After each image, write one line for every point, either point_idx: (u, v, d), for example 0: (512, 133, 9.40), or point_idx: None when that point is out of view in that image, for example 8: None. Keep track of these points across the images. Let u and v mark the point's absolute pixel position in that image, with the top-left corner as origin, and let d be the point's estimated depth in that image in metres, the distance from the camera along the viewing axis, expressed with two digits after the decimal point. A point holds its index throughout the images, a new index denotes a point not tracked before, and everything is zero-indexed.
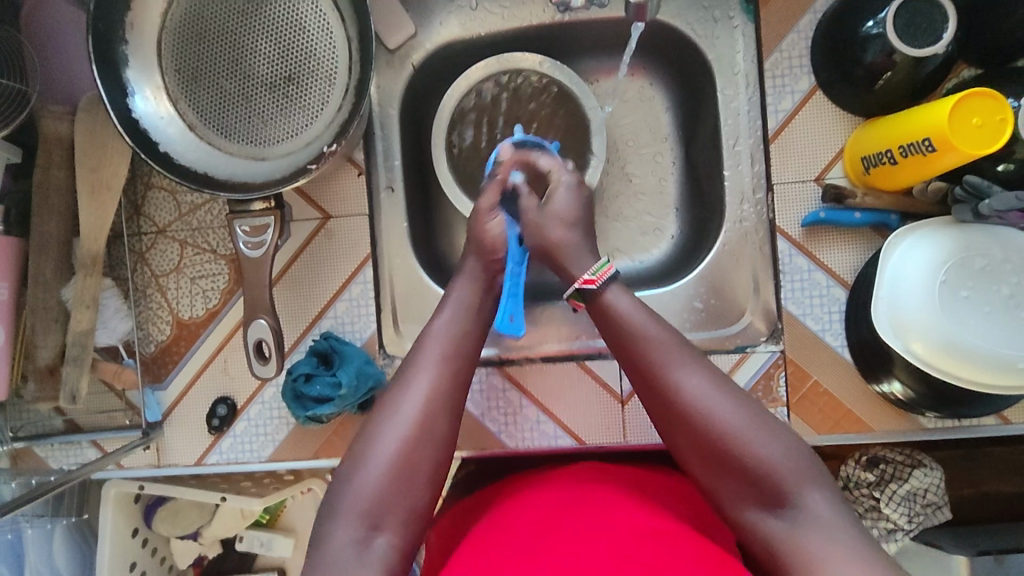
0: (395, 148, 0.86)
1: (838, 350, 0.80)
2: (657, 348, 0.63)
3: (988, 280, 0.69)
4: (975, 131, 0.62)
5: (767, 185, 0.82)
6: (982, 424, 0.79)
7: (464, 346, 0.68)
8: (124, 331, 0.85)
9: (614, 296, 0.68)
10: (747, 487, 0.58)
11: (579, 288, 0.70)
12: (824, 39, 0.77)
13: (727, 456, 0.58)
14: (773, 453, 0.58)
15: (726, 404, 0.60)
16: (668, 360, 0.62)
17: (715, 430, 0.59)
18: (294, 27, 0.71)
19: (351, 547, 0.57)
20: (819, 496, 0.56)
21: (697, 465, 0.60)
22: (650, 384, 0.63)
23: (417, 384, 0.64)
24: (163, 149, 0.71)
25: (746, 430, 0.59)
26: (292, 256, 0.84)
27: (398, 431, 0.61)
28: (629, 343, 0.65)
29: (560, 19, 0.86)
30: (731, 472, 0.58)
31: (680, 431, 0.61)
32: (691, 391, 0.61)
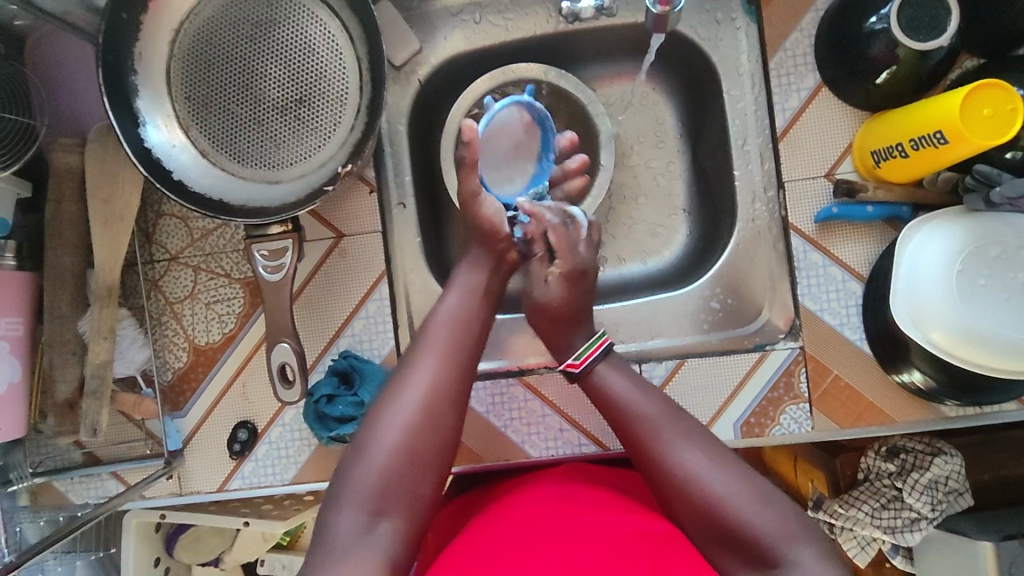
0: (404, 164, 0.86)
1: (857, 344, 0.80)
2: (647, 420, 0.66)
3: (1004, 268, 0.70)
4: (984, 121, 0.63)
5: (778, 183, 0.82)
6: (1004, 410, 0.79)
7: (467, 334, 0.69)
8: (142, 361, 0.84)
9: (604, 372, 0.71)
10: (743, 551, 0.58)
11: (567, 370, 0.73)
12: (827, 37, 0.78)
13: (721, 522, 0.59)
14: (766, 516, 0.58)
15: (716, 473, 0.61)
16: (657, 435, 0.65)
17: (708, 498, 0.60)
18: (303, 50, 0.71)
19: (356, 531, 0.58)
20: (810, 551, 0.57)
21: (693, 532, 0.61)
22: (642, 455, 0.65)
23: (423, 373, 0.65)
24: (177, 177, 0.71)
25: (735, 495, 0.60)
26: (308, 276, 0.84)
27: (402, 418, 0.62)
28: (620, 418, 0.67)
29: (564, 29, 0.86)
30: (726, 537, 0.59)
31: (676, 500, 0.62)
32: (683, 460, 0.62)
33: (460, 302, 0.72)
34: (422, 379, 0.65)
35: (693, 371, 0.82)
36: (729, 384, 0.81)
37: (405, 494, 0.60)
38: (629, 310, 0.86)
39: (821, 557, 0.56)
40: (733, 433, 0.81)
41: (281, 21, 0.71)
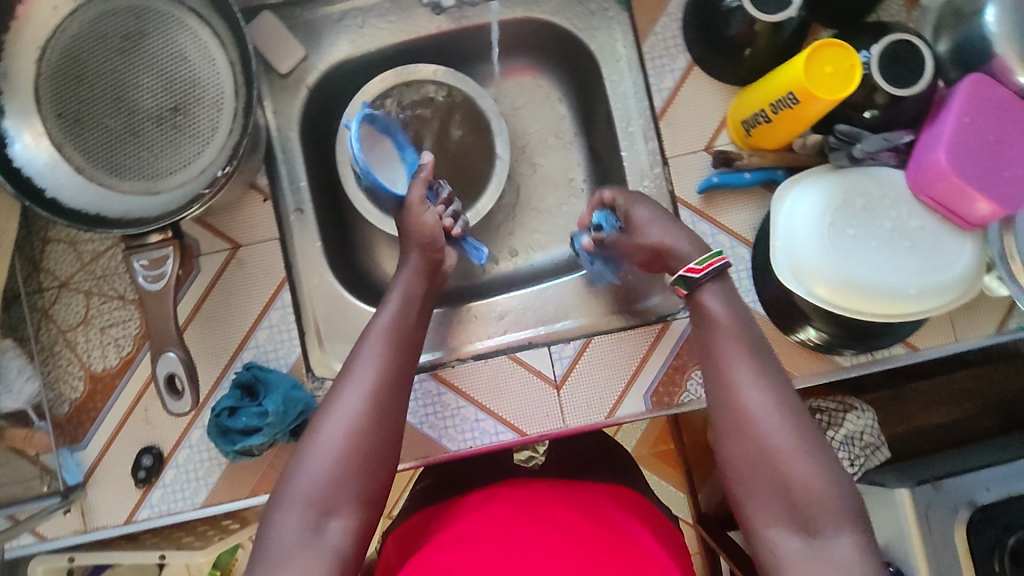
0: (298, 170, 0.86)
1: (752, 306, 0.83)
2: (729, 363, 0.66)
3: (870, 218, 0.75)
4: (828, 78, 0.67)
5: (663, 160, 0.85)
6: (894, 355, 0.82)
7: (403, 339, 0.69)
8: (31, 393, 0.80)
9: (708, 299, 0.71)
10: (785, 511, 0.60)
11: (681, 275, 0.72)
12: (691, 20, 0.83)
13: (772, 475, 0.61)
14: (816, 482, 0.59)
15: (782, 431, 0.62)
16: (738, 369, 0.65)
17: (768, 448, 0.61)
18: (175, 59, 0.72)
19: (304, 531, 0.57)
20: (848, 538, 0.58)
21: (737, 480, 0.63)
22: (715, 388, 0.66)
23: (361, 376, 0.64)
24: (50, 195, 0.69)
25: (794, 457, 0.60)
26: (204, 291, 0.83)
27: (343, 422, 0.62)
28: (712, 351, 0.68)
29: (448, 28, 0.88)
30: (773, 491, 0.61)
31: (732, 441, 0.63)
32: (751, 407, 0.63)
33: (398, 308, 0.71)
34: (360, 384, 0.64)
35: (599, 347, 0.83)
36: (634, 357, 0.83)
37: (354, 494, 0.60)
38: (535, 294, 0.87)
39: (858, 546, 0.57)
40: (645, 404, 0.82)
41: (151, 32, 0.71)
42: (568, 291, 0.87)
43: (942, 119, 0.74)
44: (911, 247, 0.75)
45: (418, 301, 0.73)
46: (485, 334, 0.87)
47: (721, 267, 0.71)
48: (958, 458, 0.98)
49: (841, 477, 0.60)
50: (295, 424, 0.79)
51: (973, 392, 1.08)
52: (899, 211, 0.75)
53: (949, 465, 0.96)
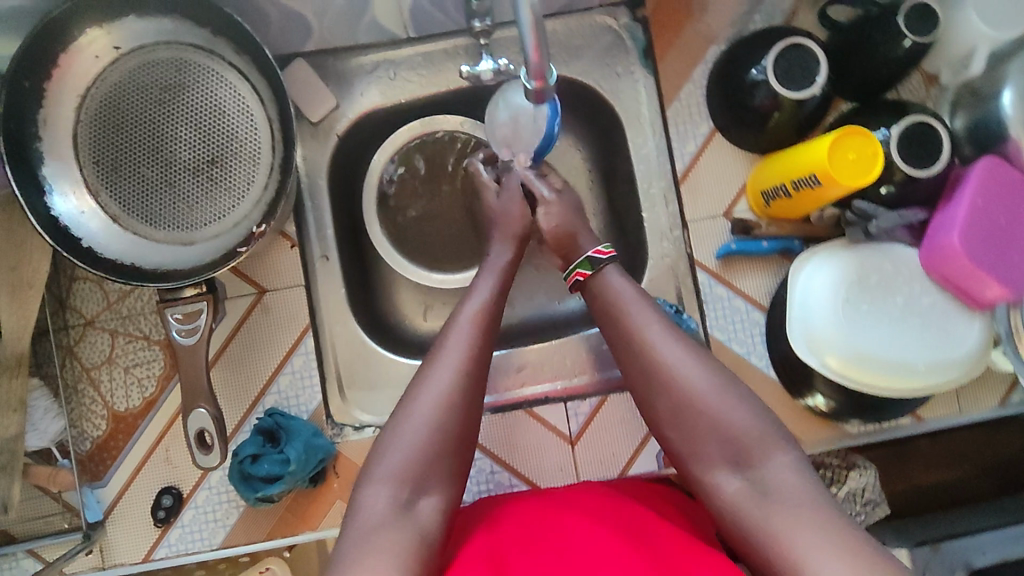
0: (326, 218, 0.87)
1: (764, 370, 0.86)
2: (641, 323, 0.69)
3: (883, 295, 0.77)
4: (851, 164, 0.69)
5: (683, 223, 0.87)
6: (900, 425, 0.86)
7: (486, 335, 0.70)
8: (56, 432, 0.81)
9: (611, 274, 0.74)
10: (723, 452, 0.63)
11: (590, 258, 0.76)
12: (716, 89, 0.85)
13: (700, 417, 0.64)
14: (746, 418, 0.63)
15: (698, 371, 0.65)
16: (645, 326, 0.69)
17: (688, 394, 0.65)
18: (213, 112, 0.72)
19: (391, 509, 0.58)
20: (786, 461, 0.61)
21: (671, 429, 0.66)
22: (629, 351, 0.69)
23: (448, 361, 0.66)
24: (86, 244, 0.70)
25: (715, 395, 0.64)
26: (229, 335, 0.85)
27: (425, 410, 0.63)
28: (616, 315, 0.71)
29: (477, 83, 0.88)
30: (707, 434, 0.63)
31: (658, 394, 0.66)
32: (666, 356, 0.67)
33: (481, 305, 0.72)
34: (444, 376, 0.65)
35: (614, 405, 0.86)
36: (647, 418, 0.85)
37: (436, 475, 0.62)
38: (553, 349, 0.89)
39: (799, 470, 0.60)
40: (656, 463, 0.85)
41: (190, 84, 0.72)
42: (584, 347, 0.88)
43: (955, 201, 0.76)
44: (921, 325, 0.77)
45: (497, 300, 0.74)
46: (505, 386, 0.88)
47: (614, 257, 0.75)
48: (957, 521, 1.00)
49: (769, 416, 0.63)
50: (314, 470, 0.81)
51: (974, 455, 1.10)
52: (912, 289, 0.78)
53: (948, 528, 0.99)
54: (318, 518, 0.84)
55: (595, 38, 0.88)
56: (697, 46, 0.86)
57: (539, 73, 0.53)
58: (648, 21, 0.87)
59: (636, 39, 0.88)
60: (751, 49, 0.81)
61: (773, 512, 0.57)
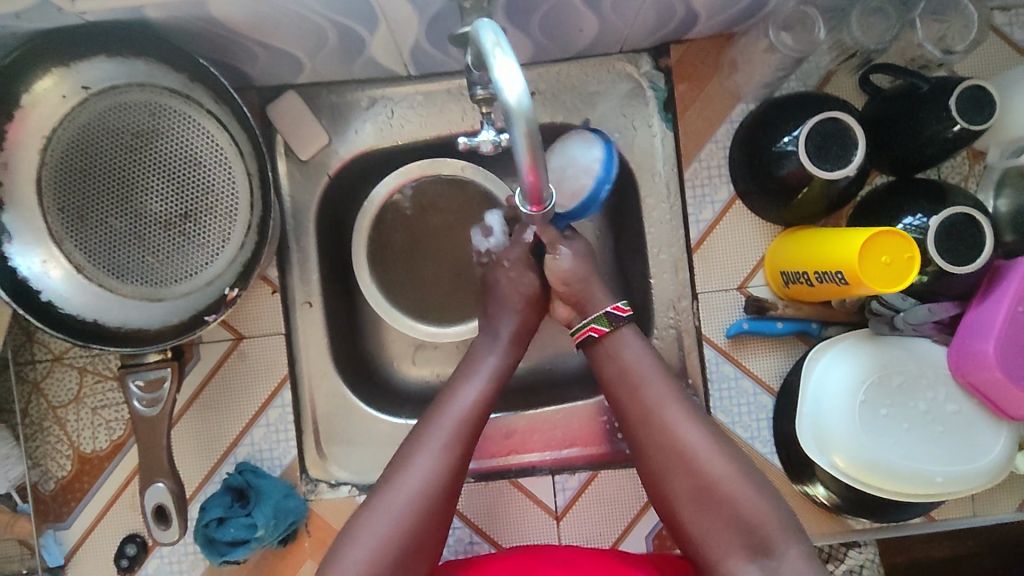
0: (312, 261, 0.82)
1: (768, 457, 0.81)
2: (656, 397, 0.65)
3: (905, 397, 0.71)
4: (884, 268, 0.62)
5: (693, 293, 0.81)
6: (908, 523, 0.80)
7: (475, 423, 0.67)
8: (16, 477, 0.78)
9: (628, 335, 0.68)
10: (740, 539, 0.59)
11: (608, 312, 0.69)
12: (739, 154, 0.78)
13: (721, 503, 0.60)
14: (761, 506, 0.59)
15: (718, 456, 0.61)
16: (664, 401, 0.64)
17: (708, 478, 0.61)
18: (188, 162, 0.67)
19: None
20: (802, 552, 0.58)
21: (687, 512, 0.61)
22: (642, 423, 0.64)
23: (420, 462, 0.63)
24: (46, 297, 0.66)
25: (734, 480, 0.60)
26: (201, 382, 0.80)
27: (411, 484, 0.62)
28: (634, 382, 0.66)
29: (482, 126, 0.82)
30: (725, 519, 0.60)
31: (671, 474, 0.62)
32: (687, 436, 0.62)
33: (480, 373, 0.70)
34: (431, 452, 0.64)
35: (604, 482, 0.81)
36: (638, 498, 0.80)
37: (411, 555, 0.60)
38: (544, 415, 0.83)
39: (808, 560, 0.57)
40: (645, 545, 0.80)
41: (163, 131, 0.66)
42: (577, 416, 0.83)
43: (993, 302, 0.69)
44: (944, 432, 0.71)
45: (501, 369, 0.72)
46: (490, 452, 0.83)
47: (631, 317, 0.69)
48: None
49: (783, 504, 0.60)
50: (284, 532, 0.77)
51: (977, 530, 1.04)
52: (936, 393, 0.72)
53: None
54: None
55: (612, 86, 0.81)
56: (721, 103, 0.80)
57: (537, 201, 0.50)
58: (671, 72, 0.80)
59: (657, 90, 0.81)
60: (786, 113, 0.73)
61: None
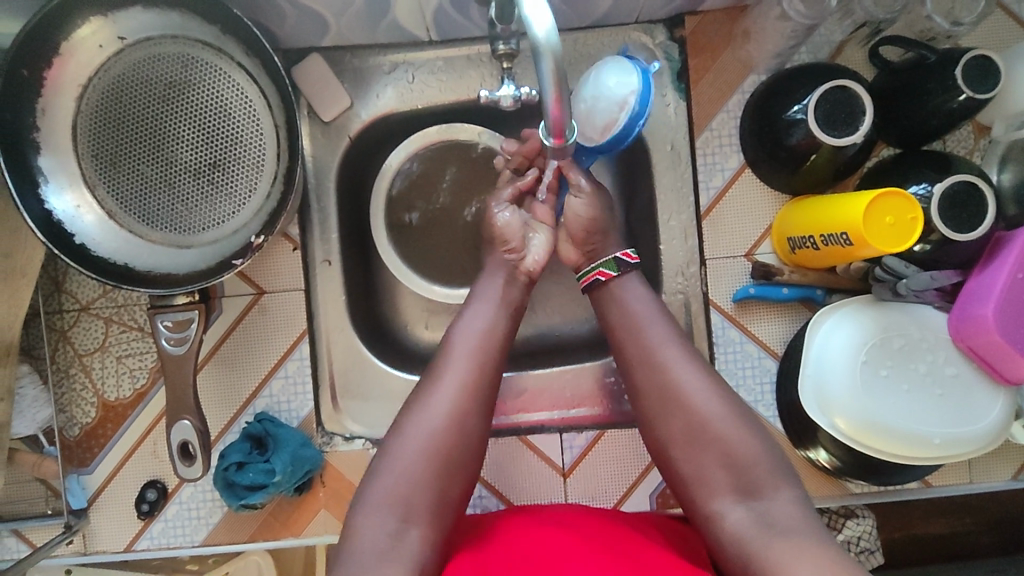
0: (331, 220, 0.84)
1: (770, 420, 0.83)
2: (654, 339, 0.67)
3: (905, 360, 0.73)
4: (887, 228, 0.65)
5: (701, 260, 0.83)
6: (905, 488, 0.82)
7: (495, 342, 0.68)
8: (44, 419, 0.80)
9: (631, 284, 0.72)
10: (729, 480, 0.61)
11: (619, 257, 0.72)
12: (749, 123, 0.80)
13: (711, 443, 0.62)
14: (752, 447, 0.62)
15: (710, 398, 0.64)
16: (660, 348, 0.67)
17: (699, 417, 0.63)
18: (219, 114, 0.70)
19: (386, 539, 0.58)
20: (791, 498, 0.59)
21: (677, 451, 0.64)
22: (639, 364, 0.67)
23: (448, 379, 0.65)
24: (79, 240, 0.69)
25: (727, 421, 0.63)
26: (223, 335, 0.82)
27: (429, 424, 0.63)
28: (632, 329, 0.68)
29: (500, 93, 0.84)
30: (716, 460, 0.62)
31: (666, 414, 0.64)
32: (680, 378, 0.65)
33: (488, 319, 0.70)
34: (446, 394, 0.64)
35: (610, 441, 0.83)
36: (644, 457, 0.83)
37: (436, 492, 0.61)
38: (553, 375, 0.86)
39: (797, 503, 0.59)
40: (649, 503, 0.82)
41: (195, 83, 0.69)
42: (585, 377, 0.86)
43: (993, 268, 0.71)
44: (942, 395, 0.73)
45: (509, 306, 0.72)
46: (500, 410, 0.86)
47: (636, 264, 0.73)
48: None
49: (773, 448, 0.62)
50: (300, 480, 0.80)
51: (977, 508, 1.06)
52: (935, 356, 0.74)
53: None
54: (301, 526, 0.82)
55: (627, 55, 0.83)
56: (734, 74, 0.82)
57: (558, 134, 0.55)
58: (685, 43, 0.83)
59: (672, 60, 0.83)
60: (796, 83, 0.75)
61: (771, 547, 0.55)
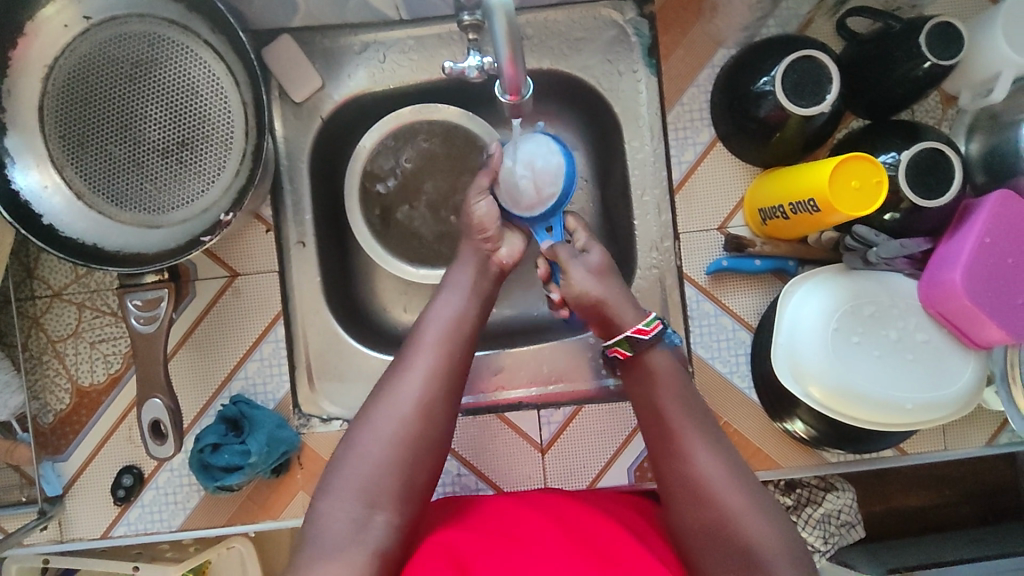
0: (305, 202, 0.84)
1: (746, 392, 0.83)
2: (682, 428, 0.64)
3: (877, 326, 0.74)
4: (853, 192, 0.66)
5: (674, 234, 0.84)
6: (882, 457, 0.83)
7: (462, 339, 0.67)
8: (16, 406, 0.79)
9: (660, 359, 0.69)
10: (742, 570, 0.58)
11: (630, 335, 0.69)
12: (719, 97, 0.80)
13: (730, 537, 0.59)
14: (769, 536, 0.58)
15: (732, 487, 0.61)
16: (687, 434, 0.64)
17: (722, 508, 0.60)
18: (186, 92, 0.70)
19: (350, 524, 0.58)
20: None
21: (696, 544, 0.61)
22: (667, 453, 0.64)
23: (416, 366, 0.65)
24: (47, 221, 0.69)
25: (747, 512, 0.59)
26: (196, 318, 0.82)
27: (399, 409, 0.62)
28: (660, 414, 0.66)
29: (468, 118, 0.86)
30: (731, 550, 0.59)
31: (688, 506, 0.62)
32: (707, 471, 0.62)
33: (459, 306, 0.70)
34: (417, 378, 0.64)
35: (588, 417, 0.83)
36: (622, 431, 0.83)
37: (397, 486, 0.60)
38: (532, 352, 0.87)
39: None
40: (627, 477, 0.83)
41: (162, 61, 0.69)
42: (562, 354, 0.86)
43: (962, 234, 0.71)
44: (913, 360, 0.74)
45: (481, 299, 0.72)
46: (478, 388, 0.86)
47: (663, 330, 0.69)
48: (929, 547, 0.98)
49: (769, 504, 0.61)
50: (277, 462, 0.79)
51: (956, 479, 1.06)
52: (907, 322, 0.74)
53: (926, 556, 0.95)
54: (279, 508, 0.82)
55: (598, 32, 0.84)
56: (704, 48, 0.82)
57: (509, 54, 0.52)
58: (655, 19, 0.83)
59: (641, 36, 0.84)
60: (764, 55, 0.76)
61: None
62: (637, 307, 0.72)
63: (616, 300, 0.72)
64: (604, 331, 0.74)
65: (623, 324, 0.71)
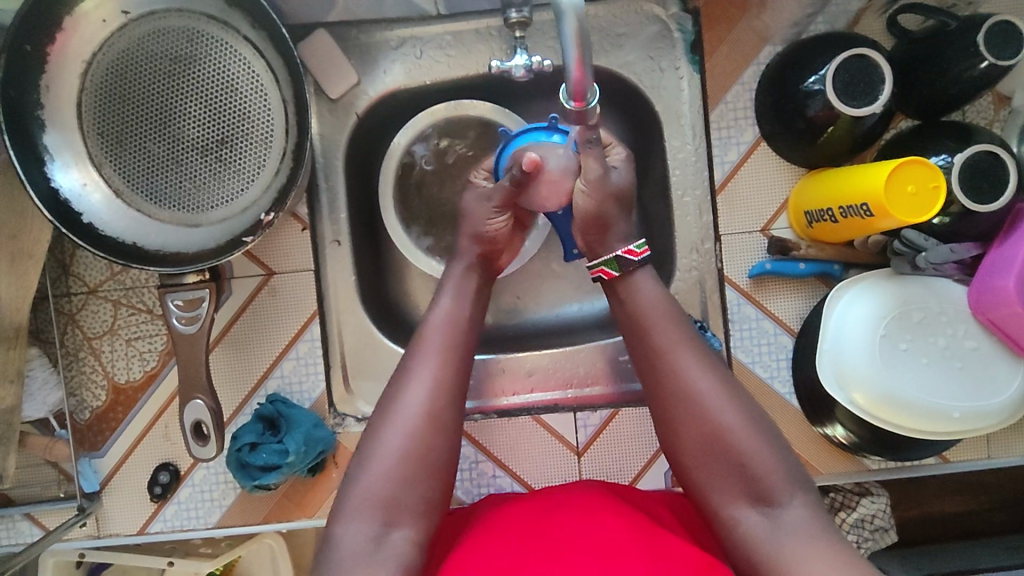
0: (340, 200, 0.83)
1: (786, 397, 0.82)
2: (667, 340, 0.63)
3: (925, 333, 0.72)
4: (910, 198, 0.64)
5: (715, 236, 0.82)
6: (924, 464, 0.82)
7: (463, 340, 0.64)
8: (55, 402, 0.80)
9: (643, 278, 0.66)
10: (741, 484, 0.58)
11: (619, 256, 0.66)
12: (766, 96, 0.78)
13: (726, 450, 0.58)
14: (766, 453, 0.58)
15: (726, 404, 0.60)
16: (671, 346, 0.62)
17: (715, 425, 0.59)
18: (225, 89, 0.69)
19: (366, 542, 0.55)
20: (803, 502, 0.57)
21: (692, 459, 0.60)
22: (652, 368, 0.63)
23: (421, 376, 0.62)
24: (87, 220, 0.68)
25: (743, 430, 0.59)
26: (233, 316, 0.81)
27: (406, 425, 0.59)
28: (642, 329, 0.64)
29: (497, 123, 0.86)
30: (728, 463, 0.58)
31: (681, 421, 0.60)
32: (696, 385, 0.60)
33: (452, 307, 0.67)
34: (422, 388, 0.61)
35: (624, 420, 0.83)
36: None
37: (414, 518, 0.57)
38: (566, 354, 0.86)
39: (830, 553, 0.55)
40: (664, 481, 0.82)
41: (201, 57, 0.68)
42: (599, 356, 0.85)
43: (1014, 240, 0.69)
44: (961, 368, 0.72)
45: (473, 296, 0.68)
46: (512, 390, 0.85)
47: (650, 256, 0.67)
48: (965, 554, 0.97)
49: (757, 416, 0.60)
50: (314, 461, 0.79)
51: (992, 486, 1.05)
52: (955, 330, 0.73)
53: (962, 562, 0.94)
54: (314, 507, 0.81)
55: (640, 28, 0.82)
56: (750, 44, 0.80)
57: (579, 94, 0.55)
58: (698, 14, 0.81)
59: (685, 32, 0.82)
60: (814, 53, 0.73)
61: (780, 554, 0.54)
62: (630, 236, 0.68)
63: (611, 221, 0.67)
64: (587, 249, 0.70)
65: (611, 243, 0.68)
